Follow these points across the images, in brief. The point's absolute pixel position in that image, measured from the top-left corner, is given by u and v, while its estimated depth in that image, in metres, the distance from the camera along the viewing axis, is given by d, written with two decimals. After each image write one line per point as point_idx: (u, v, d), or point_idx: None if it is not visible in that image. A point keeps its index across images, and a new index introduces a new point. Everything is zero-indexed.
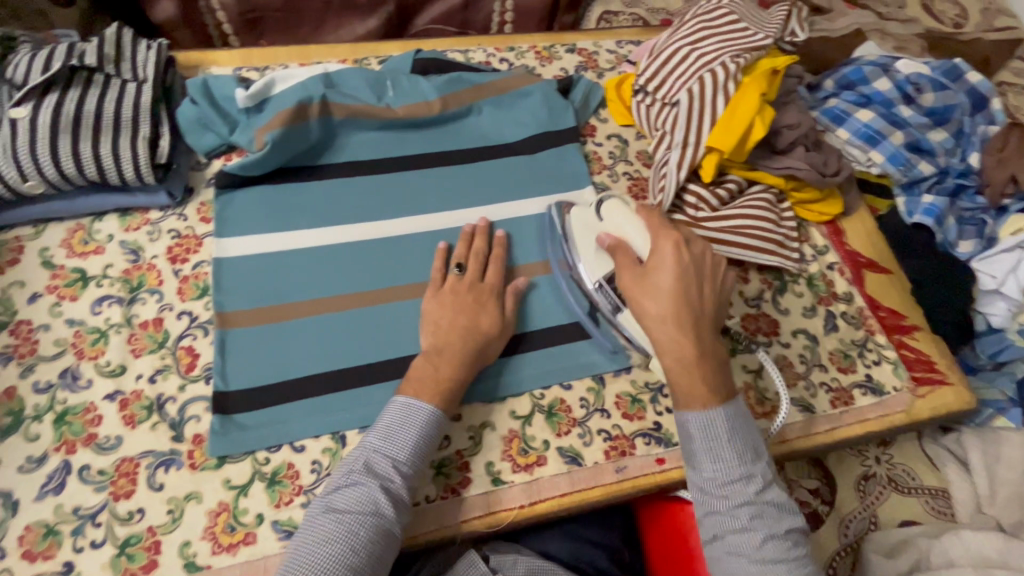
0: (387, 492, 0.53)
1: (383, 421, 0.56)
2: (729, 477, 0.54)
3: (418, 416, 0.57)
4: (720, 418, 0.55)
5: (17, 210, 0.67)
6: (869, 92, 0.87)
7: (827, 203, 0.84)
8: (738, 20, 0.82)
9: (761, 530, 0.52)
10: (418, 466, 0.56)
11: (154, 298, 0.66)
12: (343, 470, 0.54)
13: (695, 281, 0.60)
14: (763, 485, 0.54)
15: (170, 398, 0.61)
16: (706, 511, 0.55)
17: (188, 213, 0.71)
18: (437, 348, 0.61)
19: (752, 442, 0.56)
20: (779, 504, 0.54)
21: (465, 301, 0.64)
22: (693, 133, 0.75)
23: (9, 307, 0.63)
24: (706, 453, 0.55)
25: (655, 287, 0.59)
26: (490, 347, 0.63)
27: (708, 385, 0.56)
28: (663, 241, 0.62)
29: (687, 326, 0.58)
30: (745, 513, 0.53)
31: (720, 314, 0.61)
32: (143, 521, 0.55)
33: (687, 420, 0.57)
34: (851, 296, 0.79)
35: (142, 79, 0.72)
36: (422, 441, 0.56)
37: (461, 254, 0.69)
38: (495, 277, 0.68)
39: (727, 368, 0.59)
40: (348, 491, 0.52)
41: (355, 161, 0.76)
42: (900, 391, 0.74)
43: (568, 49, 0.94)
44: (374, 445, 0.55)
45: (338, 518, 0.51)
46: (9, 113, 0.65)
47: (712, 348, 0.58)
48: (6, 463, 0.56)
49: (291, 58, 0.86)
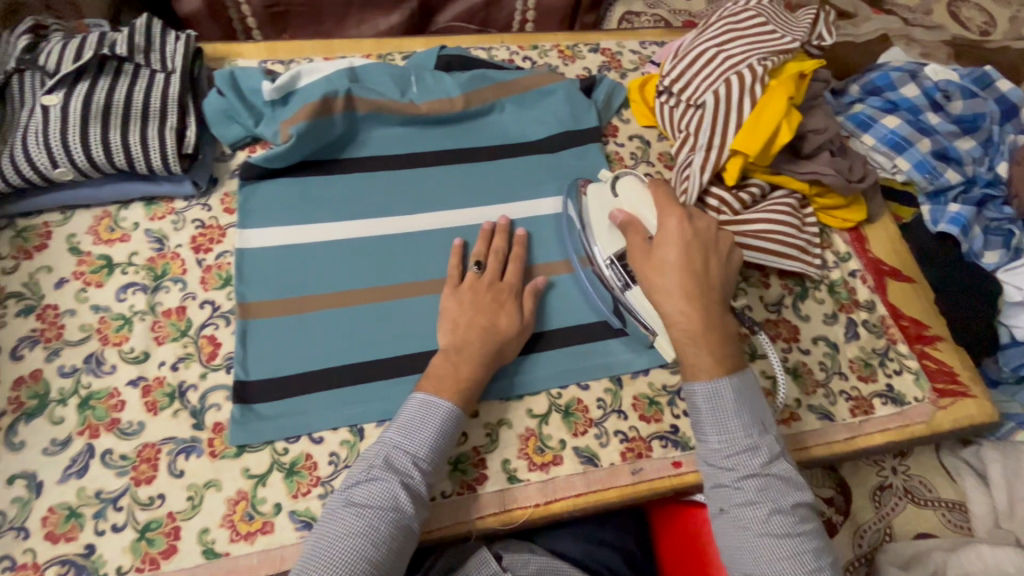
0: (407, 488, 0.53)
1: (402, 419, 0.56)
2: (734, 448, 0.54)
3: (437, 413, 0.57)
4: (726, 389, 0.56)
5: (45, 195, 0.68)
6: (896, 98, 0.86)
7: (851, 209, 0.83)
8: (767, 23, 0.82)
9: (766, 503, 0.52)
10: (437, 462, 0.56)
11: (178, 287, 0.66)
12: (362, 465, 0.54)
13: (701, 254, 0.60)
14: (769, 458, 0.54)
15: (192, 386, 0.61)
16: (712, 483, 0.55)
17: (212, 203, 0.72)
18: (457, 346, 0.61)
19: (759, 415, 0.56)
20: (786, 478, 0.54)
21: (485, 300, 0.64)
22: (718, 136, 0.75)
23: (36, 292, 0.64)
24: (711, 424, 0.56)
25: (662, 260, 0.60)
26: (509, 346, 0.63)
27: (715, 356, 0.57)
28: (669, 215, 0.62)
29: (694, 297, 0.58)
30: (750, 485, 0.53)
31: (729, 288, 0.61)
32: (164, 506, 0.56)
33: (693, 392, 0.57)
34: (873, 304, 0.78)
35: (171, 70, 0.73)
36: (441, 438, 0.56)
37: (479, 251, 0.69)
38: (514, 277, 0.68)
39: (736, 339, 0.59)
40: (368, 486, 0.53)
41: (378, 156, 0.76)
42: (921, 402, 0.73)
43: (591, 49, 0.94)
44: (393, 441, 0.55)
45: (360, 513, 0.51)
46: (42, 100, 0.66)
47: (720, 319, 0.58)
48: (30, 445, 0.57)
49: (315, 53, 0.86)
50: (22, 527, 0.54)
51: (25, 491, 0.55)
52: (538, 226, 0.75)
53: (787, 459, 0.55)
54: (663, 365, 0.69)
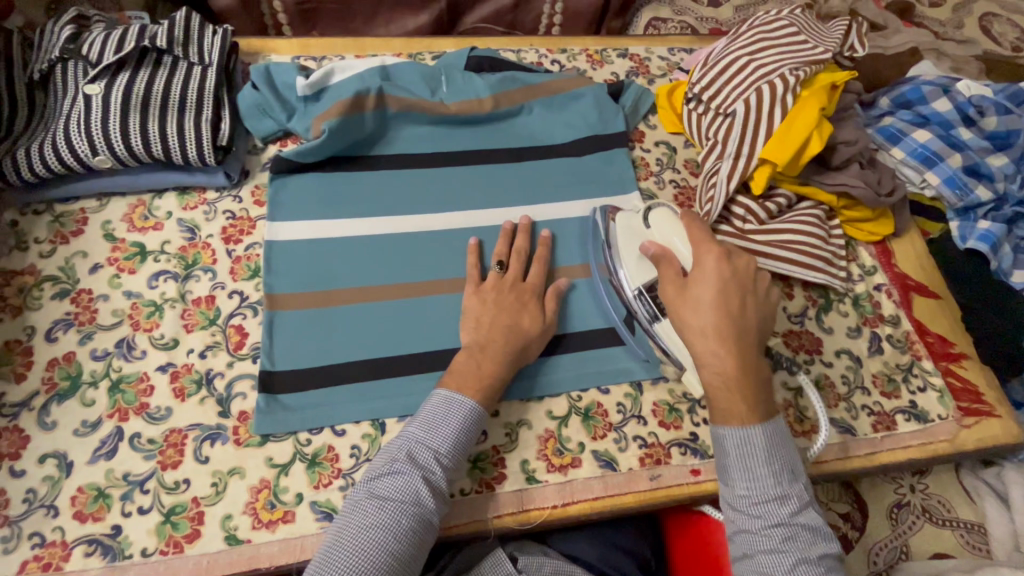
0: (428, 483, 0.53)
1: (424, 413, 0.57)
2: (763, 496, 0.53)
3: (460, 408, 0.57)
4: (758, 436, 0.54)
5: (83, 182, 0.69)
6: (927, 112, 0.85)
7: (878, 222, 0.82)
8: (798, 33, 0.82)
9: (794, 553, 0.51)
10: (458, 458, 0.56)
11: (207, 276, 0.67)
12: (384, 459, 0.55)
13: (738, 294, 0.58)
14: (798, 508, 0.53)
15: (219, 374, 0.62)
16: (738, 529, 0.54)
17: (243, 195, 0.73)
18: (481, 343, 0.61)
19: (790, 464, 0.54)
20: (814, 529, 0.52)
21: (508, 300, 0.65)
22: (747, 145, 0.75)
23: (71, 276, 0.66)
24: (740, 471, 0.54)
25: (696, 299, 0.57)
26: (532, 346, 0.63)
27: (749, 402, 0.55)
28: (705, 252, 0.60)
29: (729, 340, 0.55)
30: (777, 534, 0.52)
31: (766, 329, 0.59)
32: (188, 491, 0.57)
33: (722, 435, 0.56)
34: (898, 319, 0.78)
35: (208, 64, 0.74)
36: (463, 434, 0.56)
37: (502, 251, 0.69)
38: (536, 278, 0.68)
39: (771, 384, 0.57)
40: (390, 480, 0.53)
41: (407, 154, 0.77)
42: (944, 420, 0.72)
43: (620, 54, 0.94)
44: (415, 435, 0.56)
45: (382, 505, 0.51)
46: (84, 89, 0.68)
47: (756, 363, 0.56)
48: (62, 425, 0.58)
49: (347, 50, 0.87)
50: (52, 506, 0.55)
51: (55, 470, 0.56)
52: (562, 229, 0.75)
53: (816, 509, 0.54)
54: None
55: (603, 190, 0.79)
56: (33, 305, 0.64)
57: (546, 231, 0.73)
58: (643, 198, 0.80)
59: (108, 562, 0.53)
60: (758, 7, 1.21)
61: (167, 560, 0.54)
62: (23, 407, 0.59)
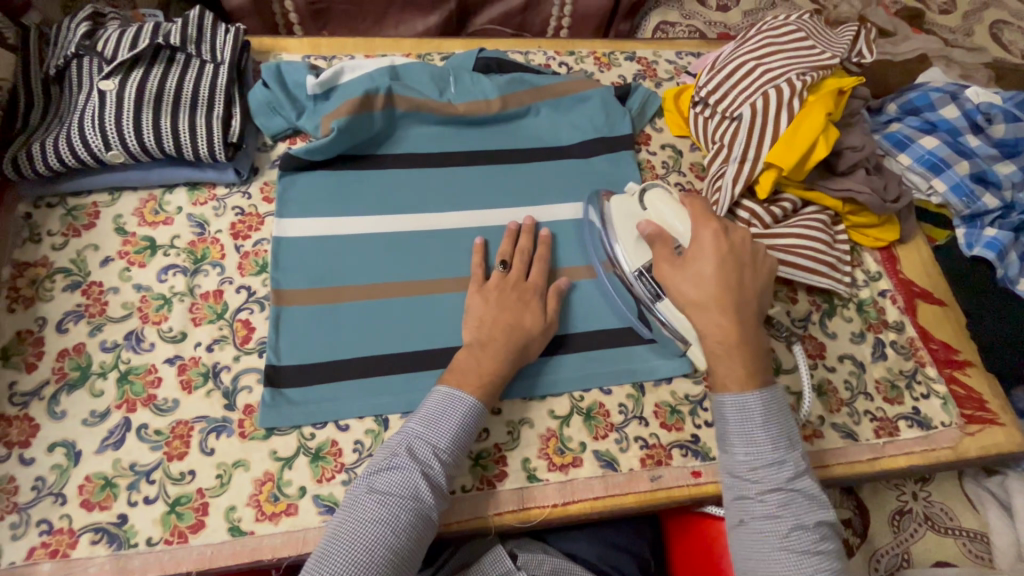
0: (428, 478, 0.54)
1: (424, 410, 0.57)
2: (761, 461, 0.54)
3: (461, 405, 0.57)
4: (755, 402, 0.55)
5: (96, 176, 0.70)
6: (935, 119, 0.85)
7: (883, 228, 0.82)
8: (806, 39, 0.82)
9: (789, 519, 0.52)
10: (457, 454, 0.56)
11: (216, 271, 0.68)
12: (384, 455, 0.55)
13: (736, 268, 0.59)
14: (795, 474, 0.54)
15: (225, 367, 0.63)
16: (735, 495, 0.55)
17: (252, 191, 0.74)
18: (482, 342, 0.62)
19: (787, 431, 0.56)
20: (810, 496, 0.54)
21: (511, 299, 0.65)
22: (752, 149, 0.75)
23: (83, 268, 0.67)
24: (739, 437, 0.56)
25: (694, 272, 0.59)
26: (533, 345, 0.63)
27: (747, 370, 0.57)
28: (703, 227, 0.61)
29: (727, 311, 0.57)
30: (774, 500, 0.53)
31: (763, 301, 0.61)
32: (194, 482, 0.57)
33: (722, 403, 0.57)
34: (902, 325, 0.77)
35: (220, 62, 0.75)
36: (463, 431, 0.57)
37: (506, 251, 0.70)
38: (539, 278, 0.68)
39: (768, 353, 0.59)
40: (390, 475, 0.53)
41: (414, 154, 0.78)
42: (948, 427, 0.72)
43: (627, 57, 0.95)
44: (416, 431, 0.56)
45: (382, 500, 0.52)
46: (98, 85, 0.69)
47: (753, 332, 0.58)
48: (71, 415, 0.59)
49: (357, 50, 0.88)
50: (60, 494, 0.56)
51: (64, 459, 0.57)
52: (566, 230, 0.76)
53: (812, 475, 0.55)
54: (686, 374, 0.69)
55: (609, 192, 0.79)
56: (45, 297, 0.65)
57: (546, 230, 0.73)
58: None
59: (114, 550, 0.54)
60: (767, 11, 1.21)
61: (172, 550, 0.55)
62: (34, 397, 0.60)
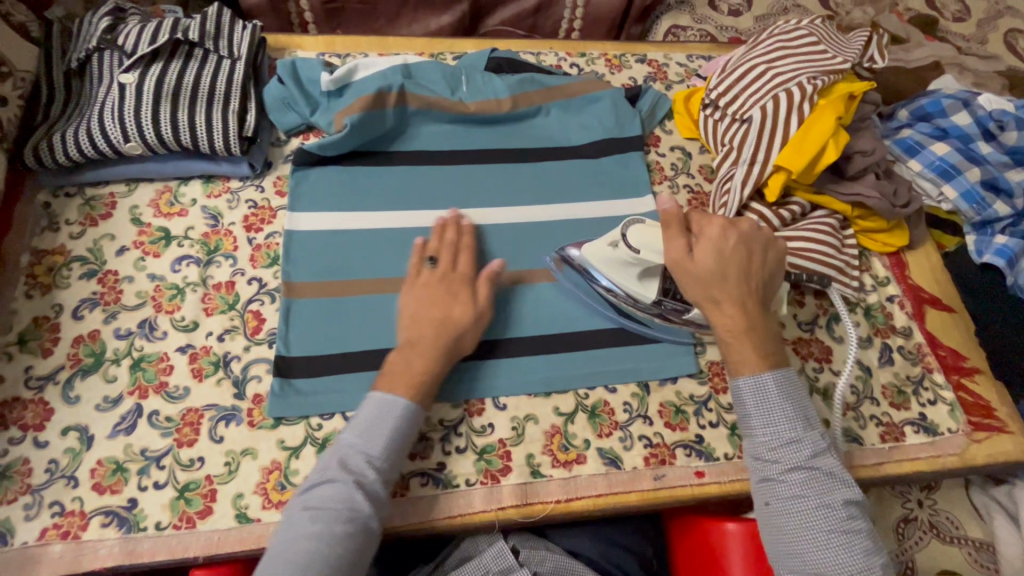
0: (363, 488, 0.53)
1: (358, 419, 0.56)
2: (781, 442, 0.58)
3: (393, 410, 0.56)
4: (770, 382, 0.59)
5: (114, 167, 0.72)
6: (946, 125, 0.85)
7: (893, 233, 0.82)
8: (818, 43, 0.82)
9: (812, 497, 0.55)
10: (394, 460, 0.56)
11: (228, 262, 0.69)
12: (319, 470, 0.54)
13: (745, 256, 0.62)
14: (815, 452, 0.57)
15: (236, 357, 0.64)
16: (759, 477, 0.58)
17: (265, 185, 0.75)
18: (411, 342, 0.61)
19: (804, 410, 0.59)
20: (832, 473, 0.56)
21: (439, 293, 0.64)
22: (762, 151, 0.75)
23: (99, 257, 0.68)
24: (759, 420, 0.59)
25: (702, 262, 0.61)
26: (466, 337, 0.62)
27: (760, 353, 0.60)
28: (711, 221, 0.63)
29: (734, 298, 0.61)
30: (796, 479, 0.56)
31: (768, 287, 0.64)
32: (202, 469, 0.58)
33: (740, 387, 0.60)
34: (910, 331, 0.77)
35: (236, 57, 0.77)
36: (397, 435, 0.56)
37: (434, 246, 0.68)
38: (469, 267, 0.67)
39: (776, 336, 0.62)
40: (324, 488, 0.53)
41: (425, 152, 0.78)
42: (954, 434, 0.71)
43: (638, 59, 0.95)
44: (349, 442, 0.55)
45: (314, 515, 0.51)
46: (119, 78, 0.70)
47: (760, 317, 0.62)
48: (84, 400, 0.60)
49: (371, 48, 0.89)
50: (72, 477, 0.57)
51: (77, 442, 0.58)
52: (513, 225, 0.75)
53: (833, 454, 0.58)
54: (691, 375, 0.70)
55: (617, 192, 0.80)
56: (62, 284, 0.66)
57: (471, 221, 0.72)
58: (656, 201, 0.81)
59: (124, 533, 0.55)
60: (778, 16, 1.21)
61: (180, 535, 0.56)
62: (49, 381, 0.61)
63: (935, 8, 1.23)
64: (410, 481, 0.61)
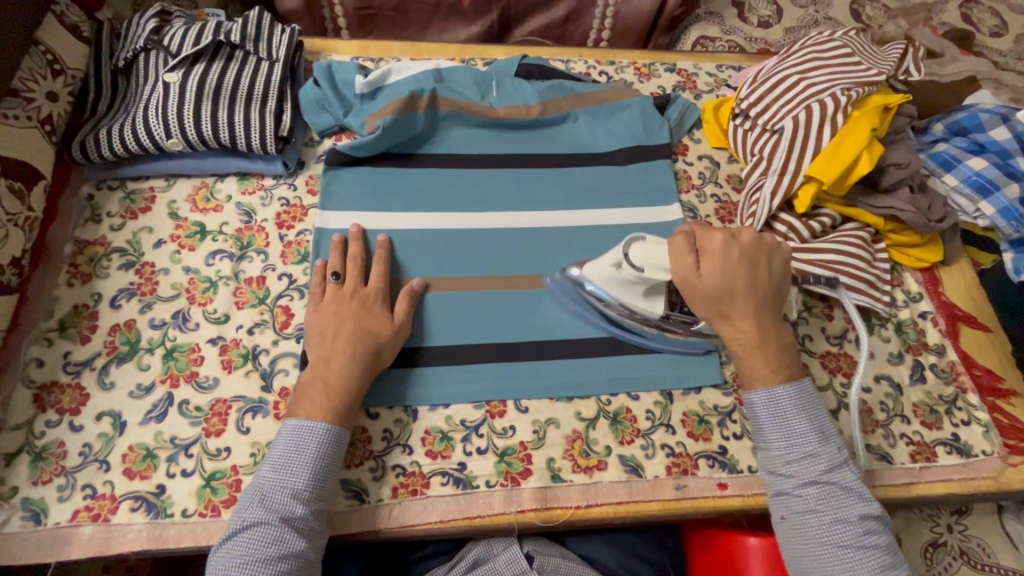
0: (292, 523, 0.53)
1: (275, 455, 0.56)
2: (796, 455, 0.59)
3: (312, 439, 0.56)
4: (785, 395, 0.60)
5: (155, 163, 0.74)
6: (984, 139, 0.83)
7: (926, 248, 0.80)
8: (852, 55, 0.82)
9: (827, 512, 0.56)
10: (321, 488, 0.55)
11: (260, 258, 0.71)
12: (240, 513, 0.53)
13: (751, 269, 0.62)
14: (830, 466, 0.58)
15: (264, 350, 0.65)
16: (774, 491, 0.59)
17: (297, 183, 0.77)
18: (326, 359, 0.60)
19: (820, 424, 0.60)
20: (847, 487, 0.57)
21: (351, 308, 0.63)
22: (793, 161, 0.75)
23: (137, 249, 0.70)
24: (774, 433, 0.60)
25: (711, 281, 0.61)
26: (386, 351, 0.62)
27: (771, 365, 0.61)
28: (712, 237, 0.63)
29: (744, 312, 0.62)
30: (811, 492, 0.57)
31: (778, 296, 0.64)
32: (228, 459, 0.59)
33: (755, 402, 0.62)
34: (943, 349, 0.75)
35: (275, 59, 0.79)
36: (322, 462, 0.56)
37: (337, 263, 0.68)
38: (379, 279, 0.67)
39: (790, 344, 0.63)
40: (249, 532, 0.52)
41: (453, 155, 0.79)
42: (989, 456, 0.69)
43: (668, 68, 0.95)
44: (270, 477, 0.55)
45: (245, 562, 0.51)
46: (164, 77, 0.73)
47: (772, 327, 0.63)
48: (119, 386, 0.62)
49: (403, 53, 0.91)
50: (104, 461, 0.58)
51: (110, 427, 0.60)
52: (446, 233, 0.74)
53: (851, 467, 0.58)
54: (716, 385, 0.69)
55: (644, 200, 0.80)
56: (101, 274, 0.68)
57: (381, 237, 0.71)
58: (683, 210, 0.80)
59: (152, 518, 0.56)
60: (809, 29, 1.20)
61: (206, 522, 0.57)
62: (86, 367, 0.63)
63: (972, 22, 1.20)
64: (430, 480, 0.61)
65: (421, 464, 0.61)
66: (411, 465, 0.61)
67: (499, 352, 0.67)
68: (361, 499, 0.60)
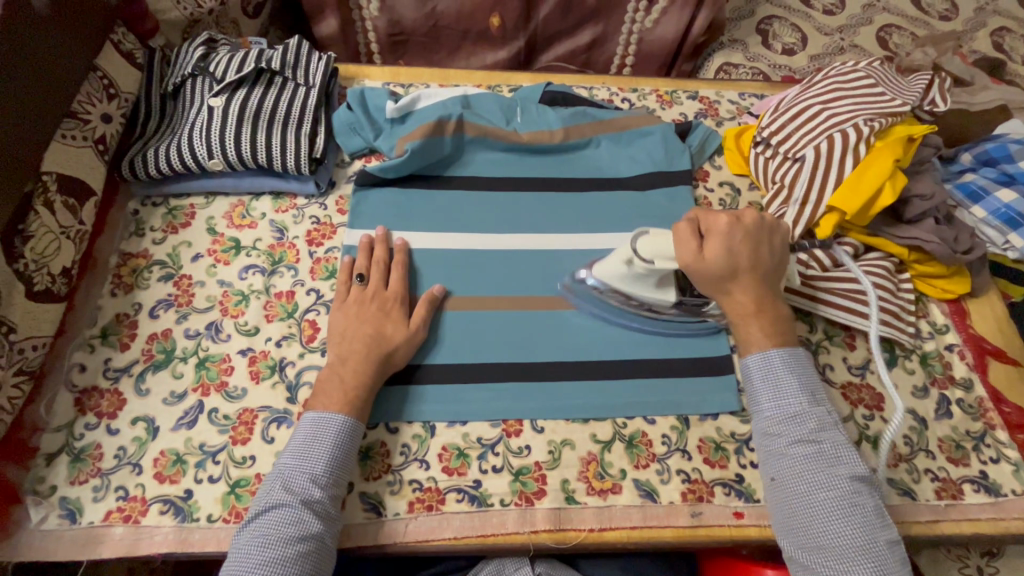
0: (311, 506, 0.55)
1: (296, 443, 0.58)
2: (786, 415, 0.60)
3: (330, 427, 0.58)
4: (777, 357, 0.62)
5: (195, 181, 0.78)
6: (1014, 171, 0.82)
7: (953, 280, 0.79)
8: (876, 85, 0.82)
9: (816, 468, 0.56)
10: (339, 478, 0.57)
11: (290, 273, 0.74)
12: (263, 496, 0.56)
13: (751, 245, 0.65)
14: (820, 426, 0.59)
15: (291, 362, 0.68)
16: (765, 452, 0.60)
17: (328, 203, 0.80)
18: (343, 357, 0.63)
19: (811, 387, 0.61)
20: (836, 446, 0.58)
21: (370, 311, 0.66)
22: (815, 191, 0.76)
23: (176, 262, 0.74)
24: (765, 396, 0.62)
25: (715, 259, 0.64)
26: (398, 355, 0.64)
27: (767, 332, 0.64)
28: (716, 219, 0.66)
29: (743, 285, 0.65)
30: (800, 449, 0.58)
31: (777, 273, 0.67)
32: (253, 467, 0.62)
33: (748, 366, 0.64)
34: (971, 383, 0.74)
35: (311, 85, 0.83)
36: (338, 451, 0.58)
37: (363, 265, 0.71)
38: (399, 286, 0.69)
39: (786, 317, 0.66)
40: (272, 512, 0.54)
41: (477, 179, 0.82)
42: (1019, 497, 0.67)
43: (690, 96, 0.97)
44: (291, 464, 0.57)
45: (265, 541, 0.52)
46: (209, 102, 0.78)
47: (769, 298, 0.66)
48: (154, 393, 0.65)
49: (432, 79, 0.95)
50: (137, 464, 0.61)
51: (144, 432, 0.63)
52: (465, 253, 0.76)
53: (840, 430, 0.59)
54: (733, 413, 0.68)
55: (663, 225, 0.80)
56: (142, 285, 0.72)
57: (403, 252, 0.73)
58: None
59: (179, 522, 0.59)
60: (834, 56, 1.20)
61: (229, 528, 0.59)
62: (124, 373, 0.66)
63: (1004, 51, 1.19)
64: (446, 496, 0.62)
65: (437, 480, 0.62)
66: (428, 481, 0.62)
67: (516, 372, 0.69)
68: (378, 512, 0.61)
